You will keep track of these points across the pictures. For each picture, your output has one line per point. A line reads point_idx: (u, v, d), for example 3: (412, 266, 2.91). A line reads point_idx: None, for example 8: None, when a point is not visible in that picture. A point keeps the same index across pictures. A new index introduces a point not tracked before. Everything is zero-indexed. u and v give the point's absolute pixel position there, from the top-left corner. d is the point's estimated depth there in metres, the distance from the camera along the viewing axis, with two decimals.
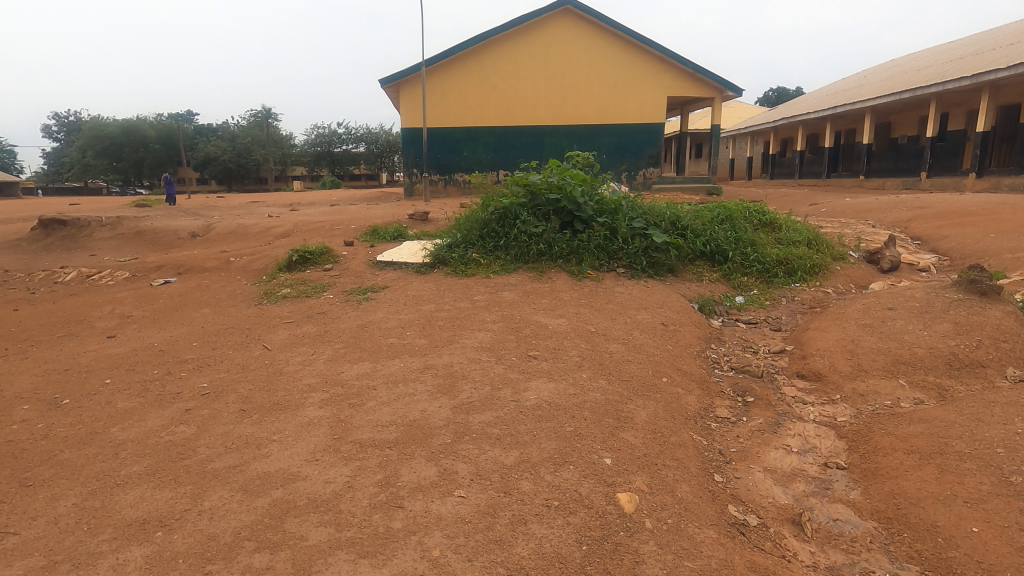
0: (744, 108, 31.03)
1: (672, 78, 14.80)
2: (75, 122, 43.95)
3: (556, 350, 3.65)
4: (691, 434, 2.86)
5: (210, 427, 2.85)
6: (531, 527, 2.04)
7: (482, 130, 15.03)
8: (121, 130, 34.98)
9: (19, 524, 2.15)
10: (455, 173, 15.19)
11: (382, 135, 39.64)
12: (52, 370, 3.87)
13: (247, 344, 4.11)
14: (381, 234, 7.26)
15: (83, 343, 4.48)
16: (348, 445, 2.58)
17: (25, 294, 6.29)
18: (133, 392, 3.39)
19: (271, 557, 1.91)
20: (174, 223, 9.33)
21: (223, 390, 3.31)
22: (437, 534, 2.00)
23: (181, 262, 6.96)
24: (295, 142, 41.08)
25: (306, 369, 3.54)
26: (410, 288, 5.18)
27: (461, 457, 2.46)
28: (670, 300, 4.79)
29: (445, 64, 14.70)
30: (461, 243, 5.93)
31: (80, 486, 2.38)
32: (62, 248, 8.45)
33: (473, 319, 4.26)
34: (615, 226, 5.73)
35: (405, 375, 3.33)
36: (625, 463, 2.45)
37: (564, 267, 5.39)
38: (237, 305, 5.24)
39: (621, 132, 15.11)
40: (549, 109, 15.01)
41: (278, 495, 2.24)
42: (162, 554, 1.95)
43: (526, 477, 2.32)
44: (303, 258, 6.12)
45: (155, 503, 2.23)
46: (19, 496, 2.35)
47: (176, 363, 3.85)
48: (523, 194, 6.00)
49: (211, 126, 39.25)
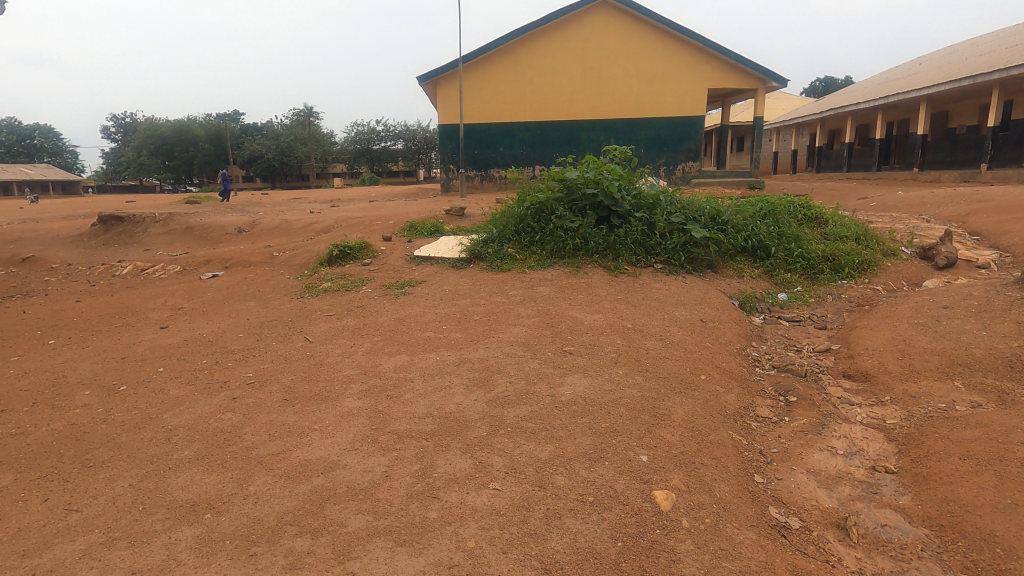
0: (789, 99, 29.91)
1: (713, 69, 14.45)
2: (130, 123, 45.89)
3: (592, 345, 3.63)
4: (730, 432, 2.79)
5: (255, 415, 2.95)
6: (565, 522, 2.04)
7: (517, 125, 15.00)
8: (173, 130, 36.46)
9: (81, 502, 2.28)
10: (491, 168, 15.19)
11: (419, 132, 40.05)
12: (110, 358, 4.09)
13: (290, 336, 4.24)
14: (418, 230, 7.37)
15: (138, 333, 4.71)
16: (386, 436, 2.64)
17: (87, 286, 6.65)
18: (183, 380, 3.55)
19: (312, 543, 1.96)
20: (221, 219, 9.68)
21: (267, 380, 3.43)
22: (472, 525, 2.02)
23: (228, 257, 7.23)
24: (336, 139, 42.01)
25: (345, 361, 3.62)
26: (446, 283, 5.23)
27: (496, 451, 2.48)
28: (710, 296, 4.69)
29: (481, 61, 14.74)
30: (496, 238, 5.94)
31: (136, 468, 2.51)
32: (118, 243, 8.89)
33: (509, 314, 4.27)
34: (652, 221, 5.64)
35: (441, 368, 3.37)
36: (661, 460, 2.42)
37: (600, 262, 5.36)
38: (280, 298, 5.41)
39: (659, 125, 14.83)
40: (585, 103, 14.88)
41: (318, 483, 2.30)
42: (211, 535, 2.03)
43: (561, 472, 2.32)
44: (343, 253, 6.26)
45: (204, 486, 2.33)
46: (81, 476, 2.49)
47: (224, 353, 4.01)
48: (559, 189, 5.98)
49: (256, 126, 40.57)
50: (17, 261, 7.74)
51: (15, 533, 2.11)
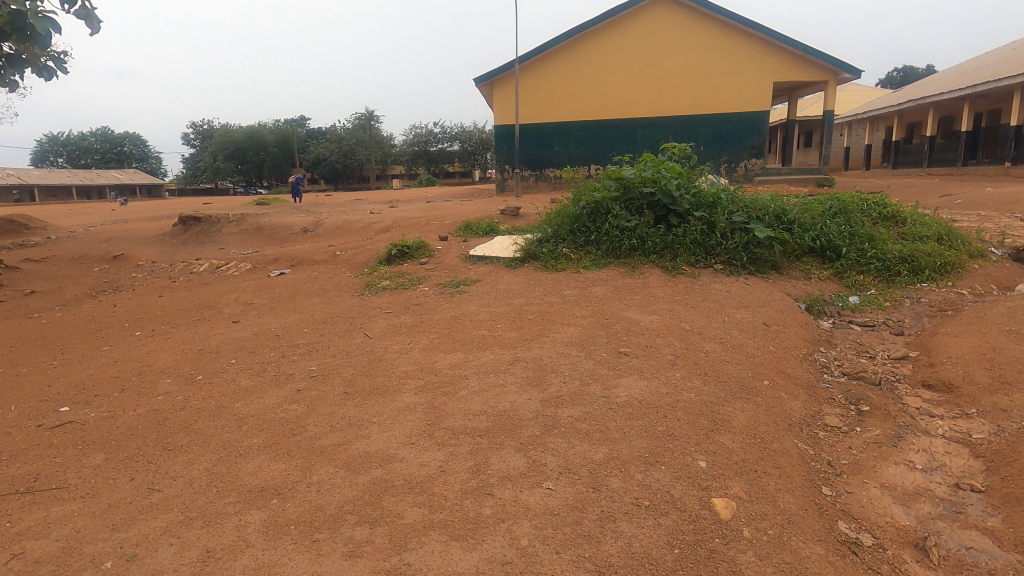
0: (863, 91, 28.22)
1: (779, 61, 13.90)
2: (208, 130, 48.93)
3: (649, 347, 3.55)
4: (796, 441, 2.66)
5: (318, 407, 3.08)
6: (620, 526, 2.01)
7: (573, 125, 14.89)
8: (245, 135, 38.65)
9: (162, 482, 2.45)
10: (547, 168, 15.13)
11: (475, 133, 40.52)
12: (188, 349, 4.37)
13: (351, 332, 4.39)
14: (474, 229, 7.45)
15: (213, 326, 5.02)
16: (441, 431, 2.68)
17: (168, 282, 7.14)
18: (252, 372, 3.75)
19: (371, 532, 2.03)
20: (288, 220, 10.15)
21: (329, 373, 3.57)
22: (525, 524, 2.03)
23: (294, 256, 7.57)
24: (395, 142, 43.18)
25: (403, 357, 3.72)
26: (501, 282, 5.27)
27: (550, 450, 2.47)
28: (774, 298, 4.49)
29: (537, 61, 14.76)
30: (551, 238, 5.92)
31: (211, 453, 2.67)
32: (196, 242, 9.50)
33: (563, 313, 4.25)
34: (713, 220, 5.46)
35: (495, 366, 3.40)
36: (721, 467, 2.34)
37: (657, 262, 5.25)
38: (342, 295, 5.61)
39: (720, 122, 14.36)
40: (643, 101, 14.59)
41: (376, 474, 2.37)
42: (277, 520, 2.13)
43: (616, 474, 2.29)
44: (401, 252, 6.42)
45: (271, 472, 2.45)
46: (162, 458, 2.67)
47: (289, 347, 4.20)
48: (616, 189, 5.89)
49: (320, 130, 42.36)
50: (108, 259, 8.41)
51: (105, 508, 2.29)
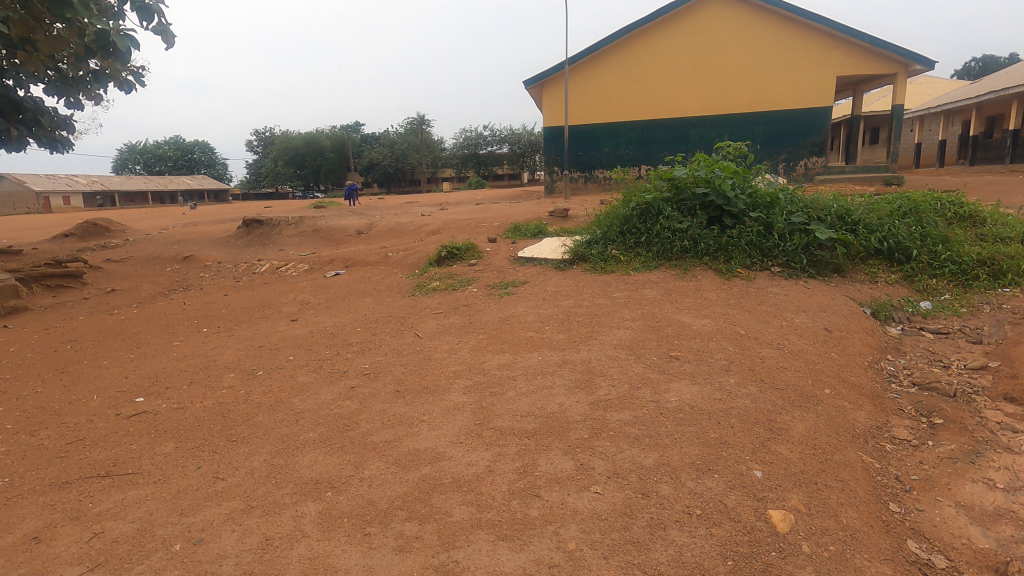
0: (937, 83, 26.48)
1: (842, 55, 13.28)
2: (269, 137, 51.34)
3: (701, 351, 3.46)
4: (860, 454, 2.52)
5: (370, 404, 3.17)
6: (670, 533, 1.96)
7: (623, 125, 14.69)
8: (304, 141, 40.30)
9: (226, 472, 2.58)
10: (596, 169, 15.00)
11: (524, 135, 40.64)
12: (250, 346, 4.59)
13: (401, 332, 4.49)
14: (523, 231, 7.47)
15: (273, 324, 5.25)
16: (489, 431, 2.71)
17: (232, 282, 7.51)
18: (309, 368, 3.90)
19: (420, 528, 2.06)
20: (343, 222, 10.49)
21: (381, 371, 3.67)
22: (573, 527, 2.01)
23: (349, 257, 7.81)
24: (445, 145, 43.90)
25: (452, 357, 3.77)
26: (549, 283, 5.26)
27: (598, 454, 2.45)
28: (836, 303, 4.28)
29: (587, 62, 14.66)
30: (601, 240, 5.86)
31: (270, 446, 2.79)
32: (258, 244, 9.97)
33: (612, 316, 4.20)
34: (770, 221, 5.26)
35: (543, 368, 3.39)
36: (778, 478, 2.25)
37: (710, 264, 5.11)
38: (393, 295, 5.74)
39: (778, 119, 13.84)
40: (696, 99, 14.23)
41: (425, 472, 2.42)
42: (331, 512, 2.20)
43: (666, 481, 2.24)
44: (451, 253, 6.52)
45: (326, 466, 2.54)
46: (226, 449, 2.81)
47: (344, 345, 4.34)
48: (667, 189, 5.77)
49: (374, 136, 43.61)
50: (179, 259, 8.95)
51: (175, 494, 2.44)
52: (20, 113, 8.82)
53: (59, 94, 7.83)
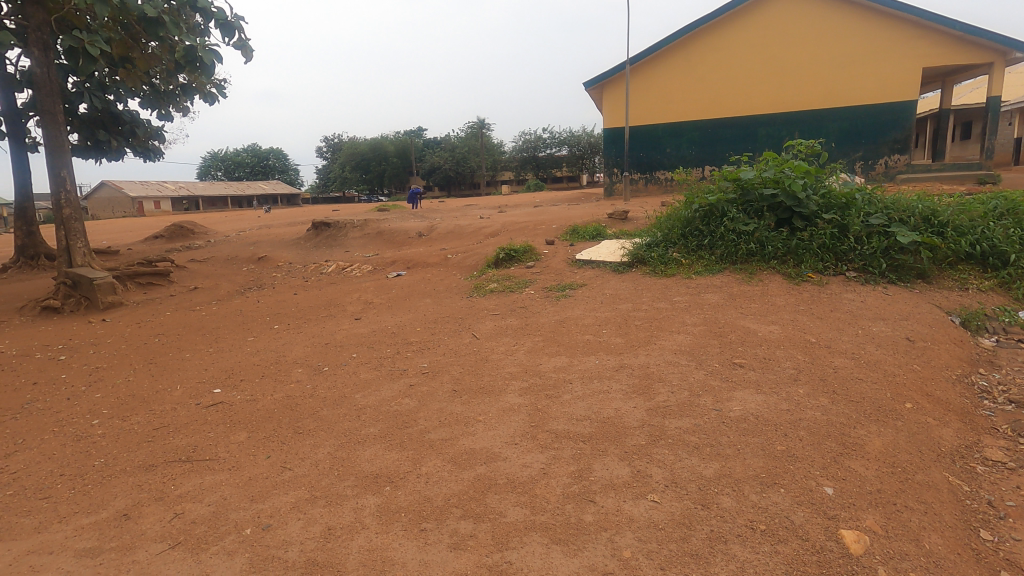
0: None
1: (930, 44, 12.36)
2: (338, 143, 53.55)
3: (767, 359, 3.31)
4: (946, 475, 2.31)
5: (428, 402, 3.24)
6: (731, 548, 1.89)
7: (686, 124, 14.30)
8: (370, 147, 41.81)
9: (293, 462, 2.71)
10: (657, 170, 14.68)
11: (584, 137, 40.31)
12: (317, 343, 4.80)
13: (459, 332, 4.56)
14: (581, 233, 7.40)
15: (338, 322, 5.47)
16: (544, 434, 2.70)
17: (302, 281, 7.89)
18: (371, 366, 4.03)
19: (474, 527, 2.09)
20: (405, 225, 10.79)
21: (439, 370, 3.75)
22: (628, 535, 1.98)
23: (410, 259, 8.02)
24: (504, 148, 44.30)
25: (508, 358, 3.80)
26: (607, 286, 5.19)
27: (656, 461, 2.39)
28: (919, 311, 3.97)
29: (649, 61, 14.39)
30: (661, 243, 5.74)
31: (334, 439, 2.91)
32: (326, 246, 10.43)
33: (672, 320, 4.09)
34: (845, 223, 4.96)
35: (600, 372, 3.35)
36: (851, 496, 2.11)
37: (778, 268, 4.89)
38: (452, 296, 5.85)
39: (855, 115, 13.05)
40: (765, 96, 13.65)
41: (481, 471, 2.44)
42: (390, 506, 2.27)
43: (728, 493, 2.15)
44: (509, 255, 6.56)
45: (386, 460, 2.62)
46: (293, 440, 2.96)
47: (404, 344, 4.46)
48: (732, 190, 5.57)
49: (436, 140, 44.62)
50: (255, 260, 9.50)
51: (246, 480, 2.59)
52: (119, 126, 9.64)
53: (152, 107, 8.51)
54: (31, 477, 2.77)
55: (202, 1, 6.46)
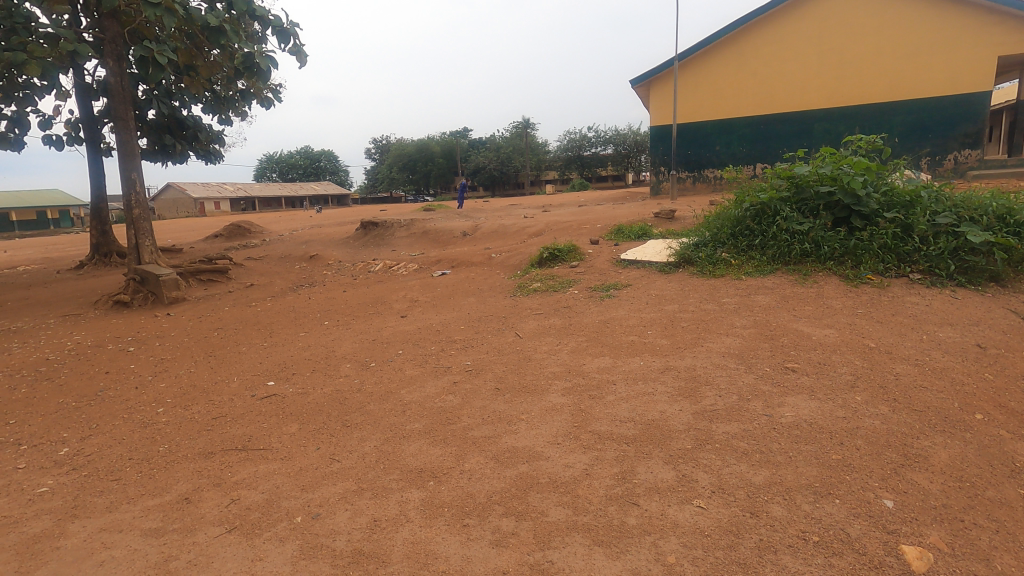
0: None
1: (1007, 31, 11.53)
2: (386, 145, 54.77)
3: (822, 364, 3.17)
4: (1022, 492, 2.14)
5: (471, 399, 3.27)
6: (782, 559, 1.82)
7: (737, 121, 13.89)
8: (417, 148, 42.59)
9: (341, 454, 2.80)
10: (706, 168, 14.32)
11: (630, 135, 39.70)
12: (364, 339, 4.93)
13: (503, 331, 4.58)
14: (626, 233, 7.30)
15: (385, 320, 5.60)
16: (587, 434, 2.68)
17: (350, 279, 8.12)
18: (416, 363, 4.10)
19: (516, 525, 2.10)
20: (450, 224, 10.93)
21: (482, 369, 3.78)
22: (673, 540, 1.94)
23: (455, 258, 8.12)
24: (549, 148, 44.20)
25: (551, 358, 3.79)
26: (653, 287, 5.10)
27: (702, 466, 2.33)
28: (992, 316, 3.71)
29: (699, 56, 14.05)
30: (710, 242, 5.59)
31: (380, 433, 2.98)
32: (374, 245, 10.68)
33: (720, 322, 3.98)
34: (909, 223, 4.69)
35: (644, 374, 3.30)
36: (913, 510, 2.00)
37: (835, 269, 4.68)
38: (496, 295, 5.88)
39: (920, 108, 12.33)
40: (822, 90, 13.08)
41: (523, 469, 2.45)
42: (433, 501, 2.31)
43: (779, 502, 2.07)
44: (553, 255, 6.55)
45: (430, 456, 2.66)
46: (341, 433, 3.05)
47: (448, 342, 4.52)
48: (786, 188, 5.37)
49: (481, 141, 44.97)
50: (306, 258, 9.84)
51: (298, 471, 2.68)
52: (183, 130, 10.14)
53: (214, 112, 8.93)
54: (103, 459, 2.96)
55: (261, 10, 6.73)
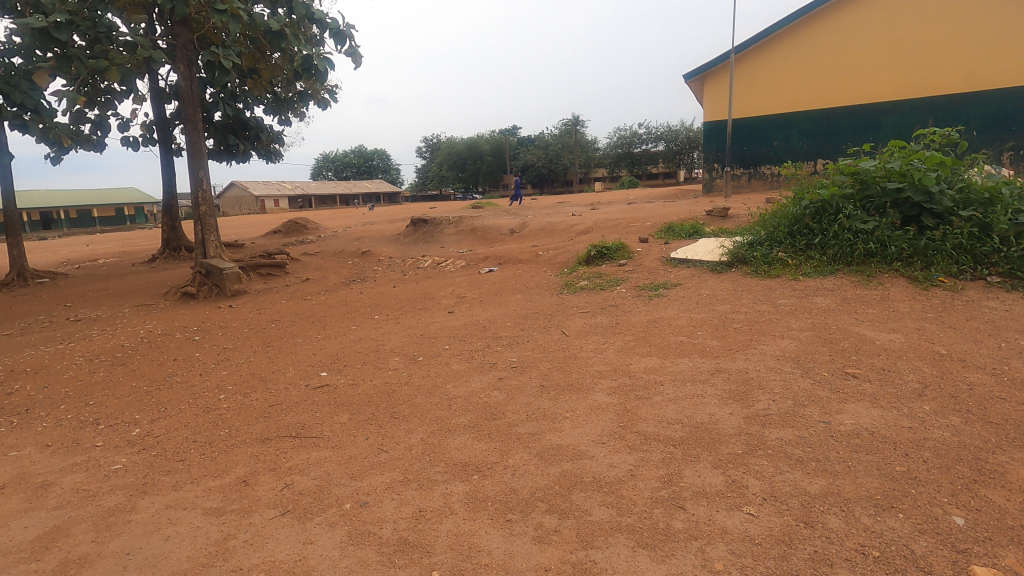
0: None
1: None
2: (437, 144, 55.79)
3: (885, 370, 3.00)
4: None
5: (516, 396, 3.29)
6: (837, 572, 1.73)
7: (797, 115, 13.34)
8: (466, 146, 43.10)
9: (389, 445, 2.87)
10: (762, 165, 13.84)
11: (682, 131, 38.76)
12: (413, 333, 5.03)
13: (549, 329, 4.57)
14: (676, 231, 7.14)
15: (433, 315, 5.69)
16: (633, 435, 2.64)
17: (400, 275, 8.30)
18: (462, 358, 4.16)
19: (559, 522, 2.09)
20: (498, 222, 11.00)
21: (528, 365, 3.78)
22: (721, 547, 1.88)
23: (502, 255, 8.17)
24: (598, 145, 43.73)
25: (597, 357, 3.75)
26: (704, 286, 4.97)
27: (753, 472, 2.25)
28: None
29: (756, 48, 13.55)
30: (765, 241, 5.39)
31: (426, 426, 3.03)
32: (423, 241, 10.88)
33: (775, 324, 3.83)
34: (988, 221, 4.35)
35: (693, 375, 3.21)
36: (987, 530, 1.85)
37: (901, 271, 4.41)
38: (542, 293, 5.88)
39: (1003, 98, 11.43)
40: (891, 81, 12.36)
41: (566, 467, 2.44)
42: (477, 494, 2.33)
43: (835, 513, 1.98)
44: (600, 253, 6.48)
45: (474, 450, 2.69)
46: (389, 424, 3.12)
47: (494, 338, 4.56)
48: (849, 185, 5.11)
49: (530, 139, 45.03)
50: (359, 254, 10.12)
51: (347, 459, 2.77)
52: (247, 131, 10.62)
53: (275, 113, 9.32)
54: (170, 441, 3.15)
55: (319, 13, 6.95)
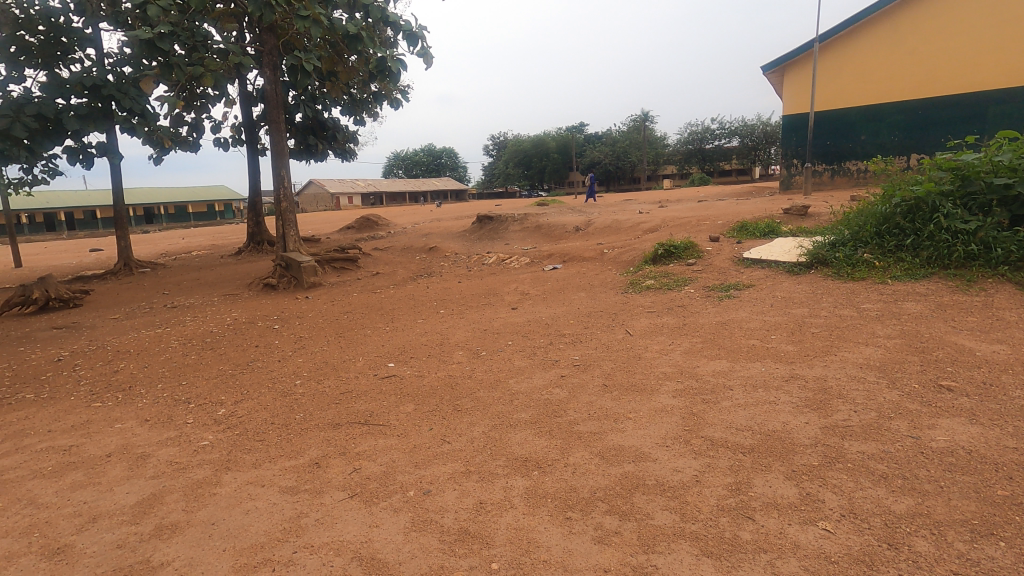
0: None
1: None
2: (504, 143, 56.26)
3: (987, 384, 2.74)
4: None
5: (579, 394, 3.26)
6: None
7: (889, 106, 12.39)
8: (532, 144, 43.18)
9: (451, 437, 2.92)
10: (848, 161, 12.98)
11: (758, 126, 36.97)
12: (476, 328, 5.10)
13: (613, 328, 4.51)
14: (750, 230, 6.83)
15: (496, 311, 5.75)
16: (698, 440, 2.55)
17: (465, 271, 8.44)
18: (524, 354, 4.18)
19: (620, 524, 2.06)
20: (563, 219, 10.94)
21: (591, 364, 3.75)
22: (793, 562, 1.79)
23: (566, 253, 8.13)
24: (668, 142, 42.55)
25: (663, 358, 3.66)
26: (779, 288, 4.72)
27: (830, 486, 2.12)
28: None
29: (844, 36, 12.69)
30: (849, 241, 5.05)
31: (487, 420, 3.07)
32: (488, 238, 11.00)
33: (858, 330, 3.59)
34: None
35: (766, 381, 3.07)
36: None
37: (1009, 275, 4.00)
38: (607, 291, 5.79)
39: None
40: (1001, 67, 11.21)
41: (628, 469, 2.40)
42: (537, 490, 2.34)
43: (923, 536, 1.83)
44: (668, 252, 6.31)
45: (535, 446, 2.70)
46: (453, 416, 3.19)
47: (557, 335, 4.54)
48: (948, 181, 4.69)
49: (597, 136, 44.49)
50: (426, 250, 10.39)
51: (412, 448, 2.85)
52: (324, 131, 11.14)
53: (350, 113, 9.71)
54: (251, 422, 3.37)
55: (393, 15, 7.17)
